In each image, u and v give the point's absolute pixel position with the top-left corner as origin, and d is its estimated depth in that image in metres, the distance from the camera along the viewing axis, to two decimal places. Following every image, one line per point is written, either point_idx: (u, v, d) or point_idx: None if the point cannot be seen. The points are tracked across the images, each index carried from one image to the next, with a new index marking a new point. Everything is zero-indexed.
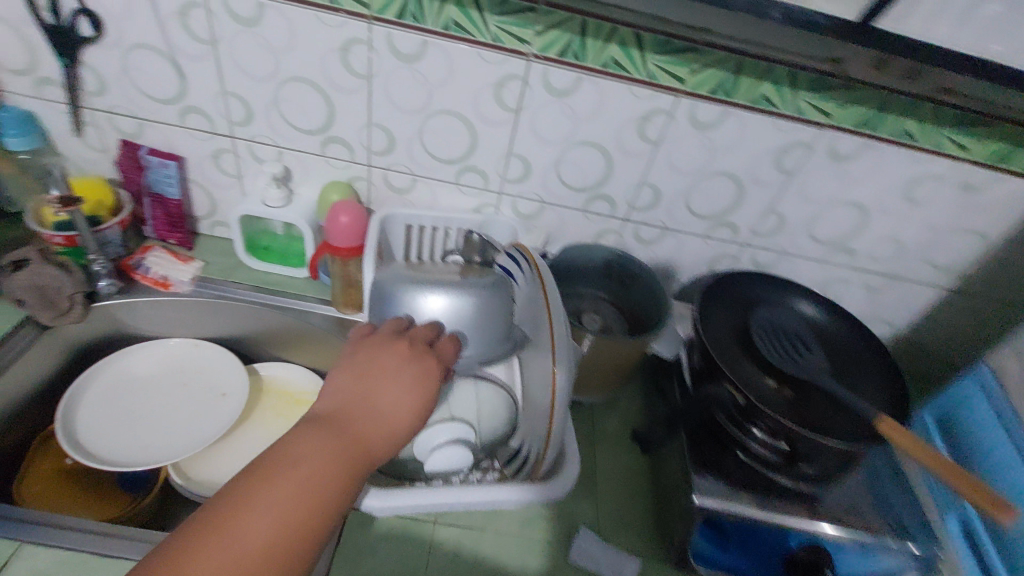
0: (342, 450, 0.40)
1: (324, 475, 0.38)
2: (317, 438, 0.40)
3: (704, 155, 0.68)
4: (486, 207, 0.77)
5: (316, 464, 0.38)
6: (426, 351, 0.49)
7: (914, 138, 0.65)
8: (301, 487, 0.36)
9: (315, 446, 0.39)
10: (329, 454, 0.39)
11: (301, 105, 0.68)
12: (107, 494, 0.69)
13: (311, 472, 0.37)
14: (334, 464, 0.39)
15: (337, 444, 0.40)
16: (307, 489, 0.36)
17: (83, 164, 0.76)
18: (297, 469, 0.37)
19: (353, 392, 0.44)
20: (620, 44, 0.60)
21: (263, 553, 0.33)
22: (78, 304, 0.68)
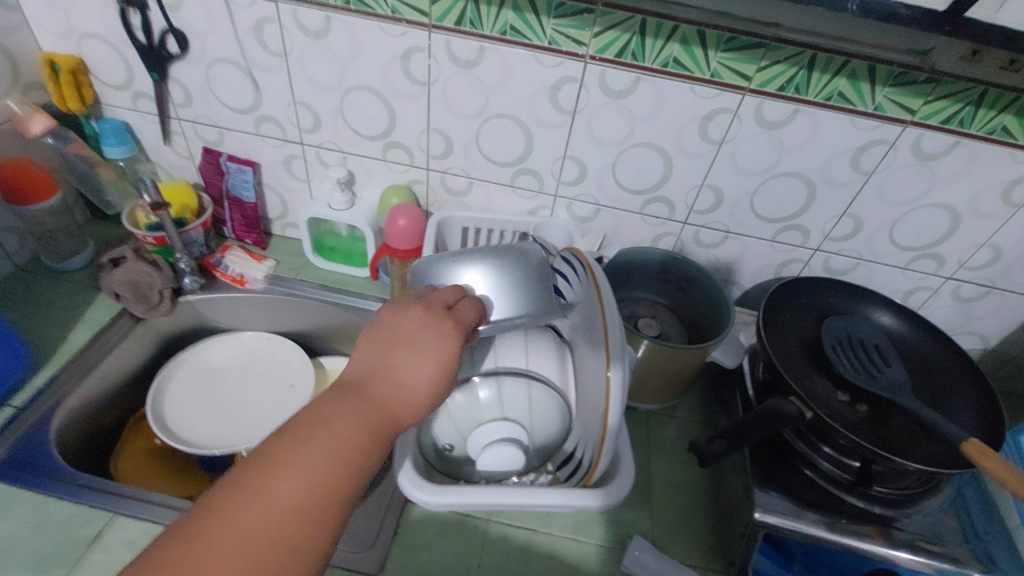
0: (362, 421, 0.36)
1: (346, 450, 0.34)
2: (342, 410, 0.36)
3: (771, 155, 0.65)
4: (541, 210, 0.77)
5: (336, 437, 0.34)
6: (446, 313, 0.44)
7: (1014, 135, 0.58)
8: (319, 462, 0.33)
9: (341, 420, 0.35)
10: (352, 427, 0.35)
11: (364, 112, 0.70)
12: (189, 473, 0.74)
13: (327, 448, 0.33)
14: (354, 432, 0.35)
15: (357, 412, 0.36)
16: (326, 461, 0.33)
17: (171, 170, 0.83)
18: (318, 444, 0.33)
19: (378, 361, 0.39)
20: (681, 42, 0.58)
21: (278, 529, 0.30)
22: (166, 298, 0.74)
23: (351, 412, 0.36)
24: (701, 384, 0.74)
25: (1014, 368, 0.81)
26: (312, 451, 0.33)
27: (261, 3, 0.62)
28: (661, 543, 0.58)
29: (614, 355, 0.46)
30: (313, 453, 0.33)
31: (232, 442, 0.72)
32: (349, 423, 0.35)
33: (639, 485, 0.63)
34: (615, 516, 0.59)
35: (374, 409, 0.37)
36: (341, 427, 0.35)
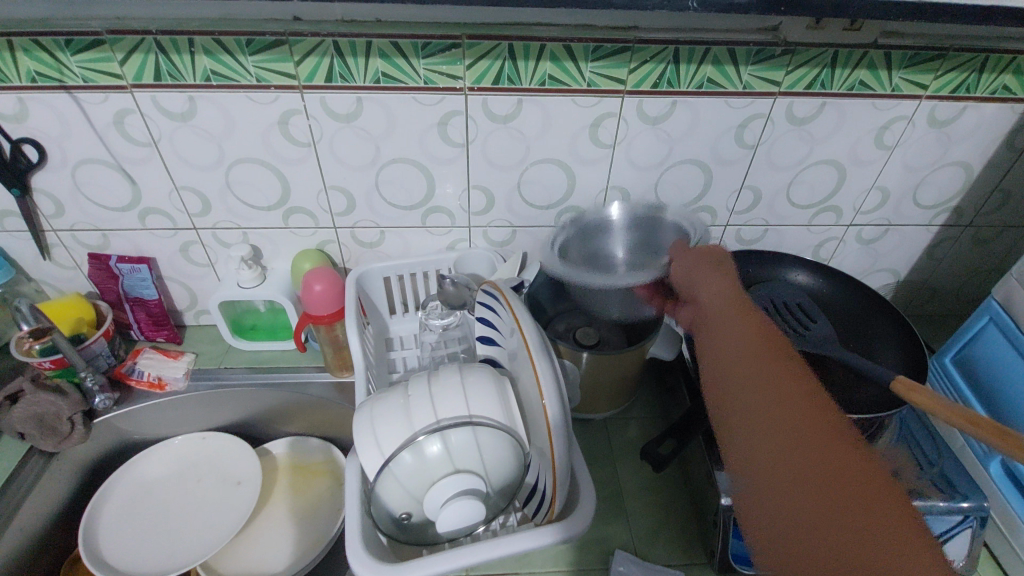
0: (740, 354, 0.44)
1: (788, 409, 0.39)
2: (828, 446, 0.36)
3: (662, 148, 0.67)
4: (459, 243, 0.76)
5: (740, 393, 0.41)
6: None
7: (871, 86, 0.63)
8: (786, 415, 0.38)
9: (738, 345, 0.45)
10: (746, 358, 0.44)
11: (254, 183, 0.67)
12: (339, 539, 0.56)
13: (753, 391, 0.41)
14: (785, 425, 0.38)
15: (752, 353, 0.44)
16: (773, 442, 0.38)
17: (57, 282, 0.76)
18: (724, 354, 0.46)
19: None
20: (552, 60, 0.58)
21: None
22: (79, 423, 0.68)
23: (788, 380, 0.41)
24: (650, 378, 0.76)
25: (927, 293, 0.86)
26: (759, 504, 0.37)
27: (117, 95, 0.59)
28: (637, 546, 0.59)
29: (547, 381, 0.48)
30: (778, 496, 0.36)
31: (183, 560, 0.68)
32: (808, 435, 0.37)
33: (610, 494, 0.64)
34: (593, 534, 0.60)
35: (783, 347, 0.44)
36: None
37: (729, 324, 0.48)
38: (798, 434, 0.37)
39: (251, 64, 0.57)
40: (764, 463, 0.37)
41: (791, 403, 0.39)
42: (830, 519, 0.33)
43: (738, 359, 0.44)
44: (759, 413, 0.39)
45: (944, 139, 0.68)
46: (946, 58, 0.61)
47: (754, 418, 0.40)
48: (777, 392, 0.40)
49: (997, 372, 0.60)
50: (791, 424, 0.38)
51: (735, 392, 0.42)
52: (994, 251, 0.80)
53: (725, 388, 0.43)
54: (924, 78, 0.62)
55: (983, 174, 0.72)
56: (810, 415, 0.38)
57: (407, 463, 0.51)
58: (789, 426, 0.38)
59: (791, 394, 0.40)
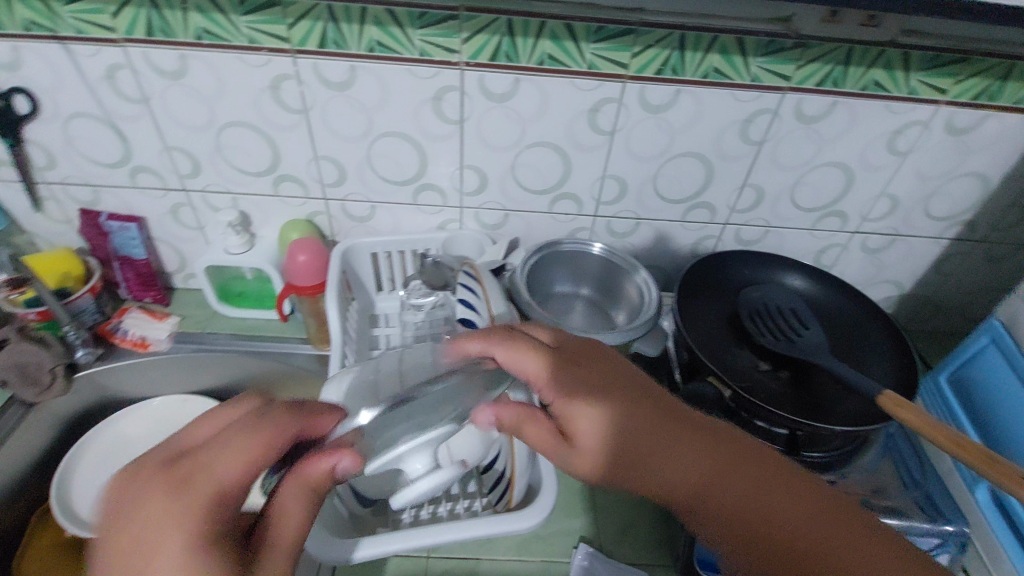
0: (683, 440, 0.40)
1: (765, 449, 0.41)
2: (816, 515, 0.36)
3: (663, 139, 0.65)
4: (450, 223, 0.75)
5: (705, 490, 0.39)
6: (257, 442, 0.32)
7: (887, 87, 0.60)
8: (767, 492, 0.37)
9: (680, 442, 0.40)
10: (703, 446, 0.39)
11: (245, 148, 0.66)
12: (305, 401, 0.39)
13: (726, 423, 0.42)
14: (765, 509, 0.37)
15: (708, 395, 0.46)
16: (761, 528, 0.37)
17: (49, 236, 0.76)
18: (658, 444, 0.39)
19: (122, 551, 0.28)
20: (552, 38, 0.56)
21: None
22: (60, 375, 0.68)
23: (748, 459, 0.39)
24: None
25: (931, 309, 0.83)
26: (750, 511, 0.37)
27: (109, 49, 0.58)
28: (604, 542, 0.58)
29: (514, 368, 0.47)
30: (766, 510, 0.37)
31: None
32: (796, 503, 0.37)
33: (581, 487, 0.63)
34: (561, 527, 0.59)
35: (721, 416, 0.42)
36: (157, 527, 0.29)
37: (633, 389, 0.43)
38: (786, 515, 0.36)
39: (243, 24, 0.56)
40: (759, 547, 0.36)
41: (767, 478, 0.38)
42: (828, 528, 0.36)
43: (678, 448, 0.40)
44: (735, 502, 0.38)
45: (960, 148, 0.65)
46: (968, 63, 0.58)
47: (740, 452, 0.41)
48: (744, 476, 0.38)
49: (993, 394, 0.57)
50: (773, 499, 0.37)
51: (698, 485, 0.39)
52: (1006, 270, 0.77)
53: (694, 484, 0.39)
54: (943, 82, 0.59)
55: (998, 189, 0.69)
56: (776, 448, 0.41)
57: None
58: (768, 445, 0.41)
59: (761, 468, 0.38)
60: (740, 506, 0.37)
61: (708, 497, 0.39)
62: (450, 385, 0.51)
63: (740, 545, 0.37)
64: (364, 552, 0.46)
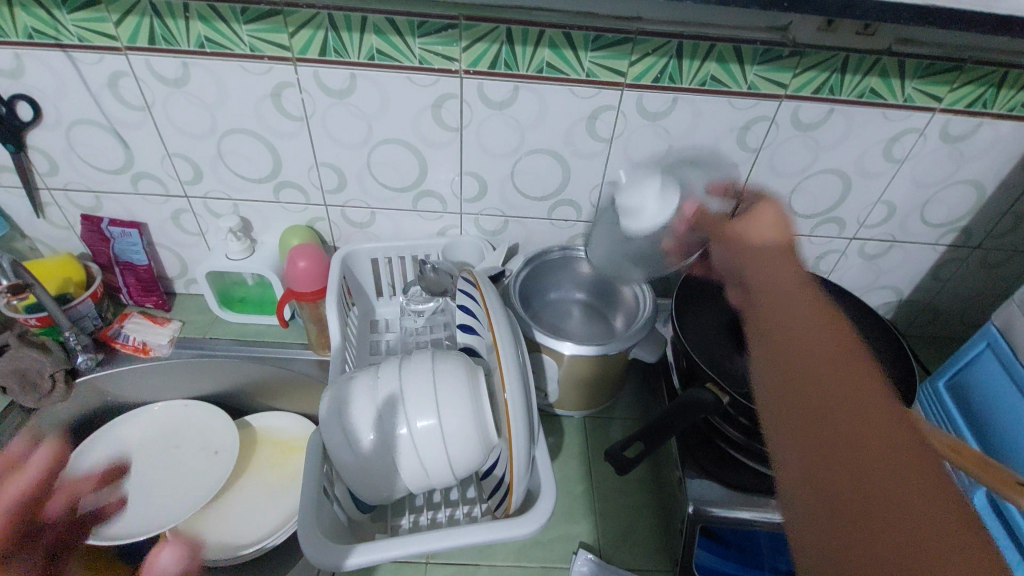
0: (827, 392, 0.41)
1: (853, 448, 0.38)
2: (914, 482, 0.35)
3: (661, 146, 0.65)
4: (450, 229, 0.75)
5: (807, 424, 0.40)
6: None
7: (882, 95, 0.60)
8: (876, 451, 0.37)
9: (815, 343, 0.46)
10: (829, 365, 0.43)
11: (246, 155, 0.67)
12: None
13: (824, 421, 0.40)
14: (861, 455, 0.37)
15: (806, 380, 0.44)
16: (835, 468, 0.37)
17: (51, 242, 0.76)
18: (794, 362, 0.45)
19: None
20: (551, 47, 0.57)
21: None
22: (60, 380, 0.69)
23: (872, 414, 0.39)
24: (633, 381, 0.74)
25: (930, 315, 0.83)
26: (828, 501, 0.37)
27: (111, 57, 0.59)
28: (603, 548, 0.58)
29: (513, 375, 0.47)
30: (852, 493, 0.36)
31: (155, 524, 0.69)
32: (897, 470, 0.36)
33: (580, 493, 0.63)
34: (561, 532, 0.59)
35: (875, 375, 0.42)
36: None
37: (841, 358, 0.44)
38: (881, 466, 0.36)
39: (244, 33, 0.57)
40: (826, 475, 0.37)
41: (886, 437, 0.38)
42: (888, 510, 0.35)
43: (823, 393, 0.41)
44: (829, 435, 0.39)
45: (956, 155, 0.66)
46: (963, 71, 0.58)
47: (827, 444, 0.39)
48: (862, 427, 0.39)
49: (990, 400, 0.57)
50: (872, 455, 0.37)
51: (803, 428, 0.40)
52: (1003, 276, 0.77)
53: (794, 403, 0.42)
54: (938, 90, 0.60)
55: (995, 196, 0.69)
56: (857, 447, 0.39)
57: (372, 442, 0.51)
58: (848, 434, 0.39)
59: (881, 428, 0.38)
60: (840, 438, 0.38)
61: (808, 431, 0.40)
62: (449, 391, 0.52)
63: (811, 463, 0.38)
64: (363, 558, 0.46)
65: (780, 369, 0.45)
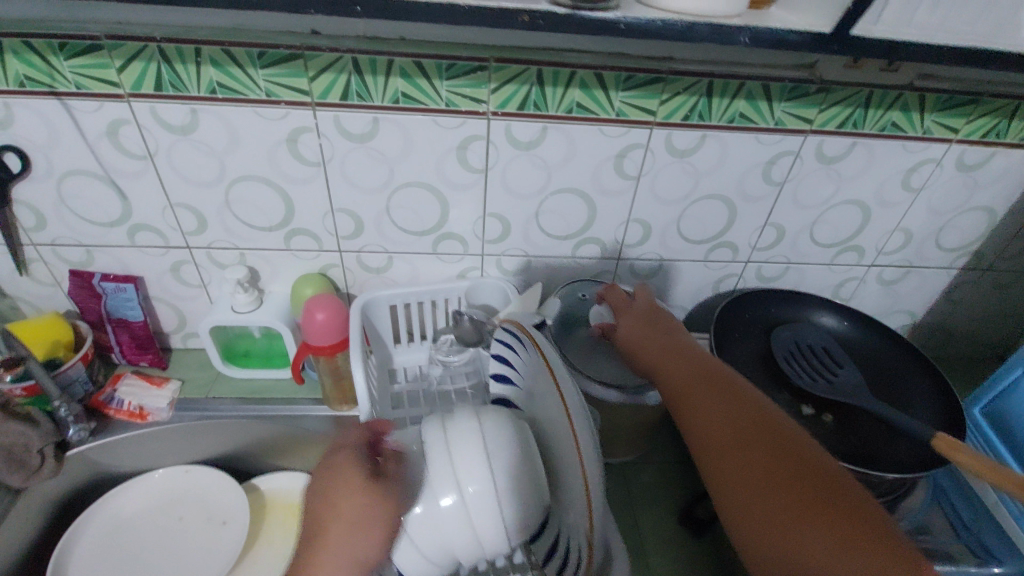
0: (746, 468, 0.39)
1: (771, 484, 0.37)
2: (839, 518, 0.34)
3: (688, 182, 0.65)
4: (470, 271, 0.72)
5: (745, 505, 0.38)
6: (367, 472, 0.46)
7: (903, 128, 0.61)
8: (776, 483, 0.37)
9: (722, 406, 0.43)
10: (731, 421, 0.42)
11: (256, 203, 0.63)
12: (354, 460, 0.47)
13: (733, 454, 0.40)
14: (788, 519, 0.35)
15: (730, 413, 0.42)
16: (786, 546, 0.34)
17: (34, 300, 0.70)
18: (703, 418, 0.43)
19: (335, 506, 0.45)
20: (582, 87, 0.56)
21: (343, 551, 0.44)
22: (50, 456, 0.63)
23: (775, 449, 0.39)
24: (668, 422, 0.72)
25: (945, 336, 0.84)
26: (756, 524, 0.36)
27: (112, 104, 0.54)
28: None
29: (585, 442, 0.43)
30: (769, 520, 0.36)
31: None
32: (828, 508, 0.35)
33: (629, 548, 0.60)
34: None
35: (777, 419, 0.41)
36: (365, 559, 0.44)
37: (741, 404, 0.43)
38: (822, 527, 0.34)
39: (261, 78, 0.54)
40: (765, 530, 0.36)
41: (790, 467, 0.37)
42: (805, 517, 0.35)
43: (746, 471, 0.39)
44: (759, 494, 0.37)
45: (970, 183, 0.67)
46: (979, 104, 0.60)
47: (738, 474, 0.39)
48: (787, 488, 0.36)
49: None
50: (797, 505, 0.35)
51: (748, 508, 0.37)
52: (1013, 297, 0.79)
53: (716, 464, 0.40)
54: (955, 122, 0.61)
55: (1006, 220, 0.71)
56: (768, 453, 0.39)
57: (420, 514, 0.47)
58: (762, 469, 0.38)
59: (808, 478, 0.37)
60: (777, 515, 0.36)
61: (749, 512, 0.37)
62: (505, 454, 0.47)
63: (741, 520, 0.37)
64: None
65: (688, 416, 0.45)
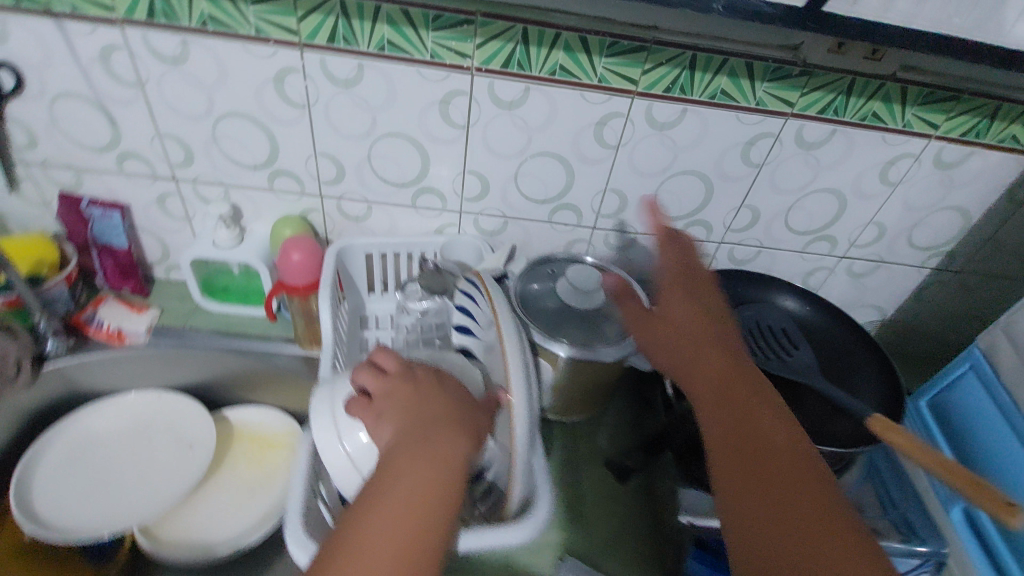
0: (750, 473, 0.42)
1: (762, 480, 0.41)
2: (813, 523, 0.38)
3: (667, 156, 0.65)
4: (447, 228, 0.74)
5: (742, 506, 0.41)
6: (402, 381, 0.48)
7: (884, 119, 0.62)
8: (768, 481, 0.41)
9: (730, 401, 0.46)
10: (736, 415, 0.45)
11: (242, 141, 0.65)
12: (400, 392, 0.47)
13: (732, 445, 0.44)
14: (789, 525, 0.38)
15: (739, 406, 0.45)
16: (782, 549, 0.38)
17: (24, 219, 0.72)
18: (713, 405, 0.46)
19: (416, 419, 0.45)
20: (566, 50, 0.57)
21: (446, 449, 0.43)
22: (26, 368, 0.66)
23: (770, 448, 0.42)
24: (626, 390, 0.74)
25: (911, 335, 0.86)
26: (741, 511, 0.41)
27: (105, 29, 0.56)
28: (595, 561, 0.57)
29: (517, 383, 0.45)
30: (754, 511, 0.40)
31: (121, 520, 0.66)
32: (806, 513, 0.39)
33: (570, 502, 0.62)
34: (551, 538, 0.59)
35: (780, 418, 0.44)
36: (406, 500, 0.39)
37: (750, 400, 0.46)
38: (809, 528, 0.38)
39: (251, 14, 0.54)
40: (748, 521, 0.40)
41: (781, 468, 0.41)
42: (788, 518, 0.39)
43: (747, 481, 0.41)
44: (749, 487, 0.41)
45: (947, 182, 0.68)
46: (960, 100, 0.60)
47: (733, 462, 0.43)
48: (773, 486, 0.41)
49: (972, 422, 0.59)
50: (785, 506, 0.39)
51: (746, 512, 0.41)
52: (981, 302, 0.80)
53: (715, 449, 0.44)
54: (936, 117, 0.62)
55: (980, 223, 0.71)
56: (765, 450, 0.42)
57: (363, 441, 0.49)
58: (758, 465, 0.42)
59: (799, 482, 0.41)
60: (763, 504, 0.40)
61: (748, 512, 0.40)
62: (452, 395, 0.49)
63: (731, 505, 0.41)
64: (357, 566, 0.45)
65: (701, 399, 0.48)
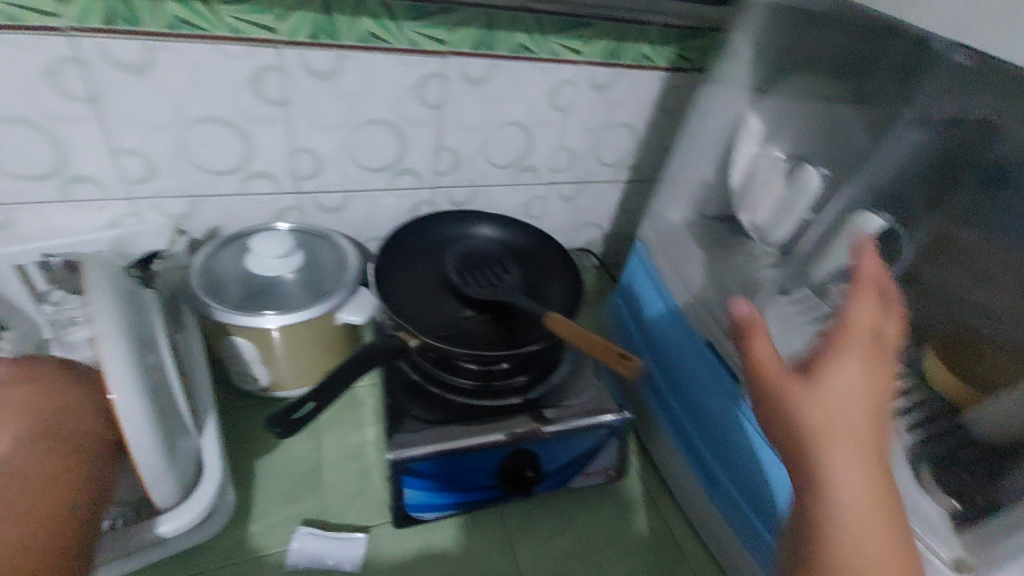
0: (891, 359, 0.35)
1: (876, 497, 0.30)
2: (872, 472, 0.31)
3: (485, 110, 0.71)
4: (286, 211, 0.71)
5: (840, 419, 0.31)
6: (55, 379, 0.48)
7: (652, 59, 0.73)
8: (869, 448, 0.31)
9: (862, 383, 0.32)
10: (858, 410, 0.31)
11: (16, 146, 0.56)
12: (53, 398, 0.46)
13: (855, 406, 0.31)
14: (881, 433, 0.32)
15: (859, 420, 0.31)
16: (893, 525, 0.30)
17: None
18: (839, 423, 0.31)
19: (50, 413, 0.45)
20: (371, 17, 0.59)
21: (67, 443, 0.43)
22: None
23: (874, 418, 0.31)
24: None
25: None
26: (869, 528, 0.29)
27: None
28: (367, 525, 0.56)
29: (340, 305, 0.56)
30: (873, 492, 0.30)
31: None
32: (871, 468, 0.31)
33: (305, 474, 0.59)
34: None
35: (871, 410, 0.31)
36: (22, 479, 0.40)
37: (881, 392, 0.32)
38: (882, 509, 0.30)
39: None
40: (868, 517, 0.30)
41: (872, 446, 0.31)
42: (878, 496, 0.30)
43: (894, 352, 0.35)
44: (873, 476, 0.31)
45: None
46: (704, 38, 0.73)
47: (853, 432, 0.31)
48: (874, 469, 0.31)
49: None
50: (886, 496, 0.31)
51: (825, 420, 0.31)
52: None
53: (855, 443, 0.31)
54: (690, 53, 0.74)
55: None
56: (860, 439, 0.31)
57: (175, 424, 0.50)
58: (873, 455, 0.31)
59: (875, 446, 0.31)
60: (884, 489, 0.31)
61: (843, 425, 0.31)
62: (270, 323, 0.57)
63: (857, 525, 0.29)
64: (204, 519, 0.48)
65: (861, 375, 0.32)
